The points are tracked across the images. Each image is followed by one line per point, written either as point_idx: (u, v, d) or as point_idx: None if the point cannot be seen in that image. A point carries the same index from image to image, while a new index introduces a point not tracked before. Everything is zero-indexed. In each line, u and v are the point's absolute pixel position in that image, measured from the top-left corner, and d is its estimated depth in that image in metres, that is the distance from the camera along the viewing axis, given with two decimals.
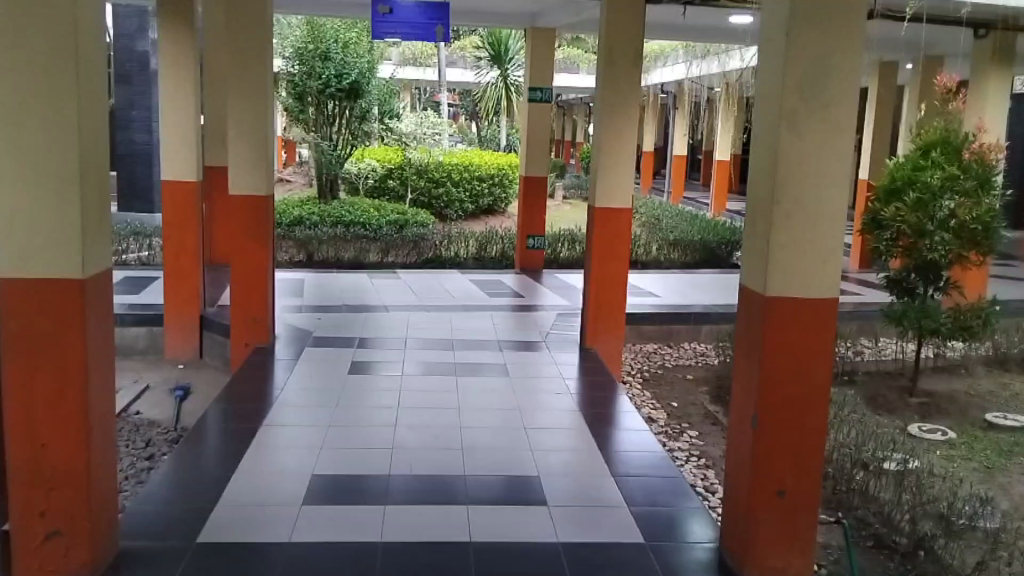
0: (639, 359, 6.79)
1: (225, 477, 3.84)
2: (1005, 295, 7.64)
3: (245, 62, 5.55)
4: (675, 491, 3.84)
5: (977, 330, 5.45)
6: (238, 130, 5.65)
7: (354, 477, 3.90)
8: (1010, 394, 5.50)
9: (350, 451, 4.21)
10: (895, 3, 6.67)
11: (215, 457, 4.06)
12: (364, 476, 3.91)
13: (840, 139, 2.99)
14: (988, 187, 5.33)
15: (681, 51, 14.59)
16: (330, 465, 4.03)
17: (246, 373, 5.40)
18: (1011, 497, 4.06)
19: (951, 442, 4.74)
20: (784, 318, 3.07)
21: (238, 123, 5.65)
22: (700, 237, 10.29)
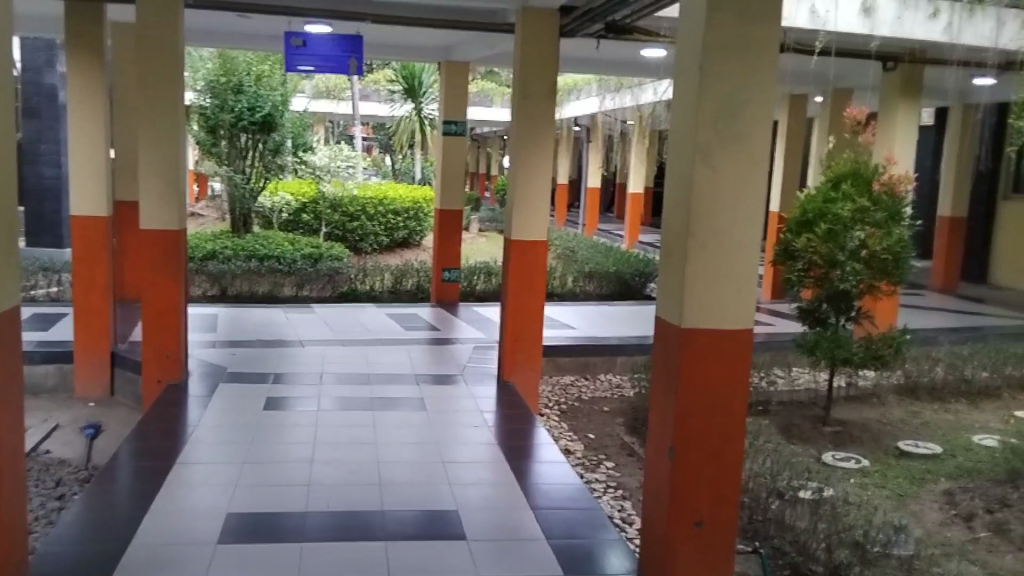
0: (556, 392, 6.69)
1: (138, 517, 3.55)
2: (911, 324, 7.86)
3: (153, 90, 5.25)
4: (593, 523, 3.74)
5: (888, 359, 5.50)
6: (148, 160, 5.32)
7: (269, 515, 3.65)
8: (919, 422, 5.62)
9: (265, 488, 3.95)
10: (805, 37, 6.83)
11: (129, 497, 3.75)
12: (282, 514, 3.67)
13: (753, 171, 2.98)
14: (897, 219, 5.42)
15: (594, 84, 14.77)
16: (245, 503, 3.76)
17: (155, 410, 5.06)
18: (924, 525, 4.03)
19: (863, 470, 4.75)
20: (700, 348, 3.03)
21: (148, 152, 5.31)
22: (616, 268, 10.33)
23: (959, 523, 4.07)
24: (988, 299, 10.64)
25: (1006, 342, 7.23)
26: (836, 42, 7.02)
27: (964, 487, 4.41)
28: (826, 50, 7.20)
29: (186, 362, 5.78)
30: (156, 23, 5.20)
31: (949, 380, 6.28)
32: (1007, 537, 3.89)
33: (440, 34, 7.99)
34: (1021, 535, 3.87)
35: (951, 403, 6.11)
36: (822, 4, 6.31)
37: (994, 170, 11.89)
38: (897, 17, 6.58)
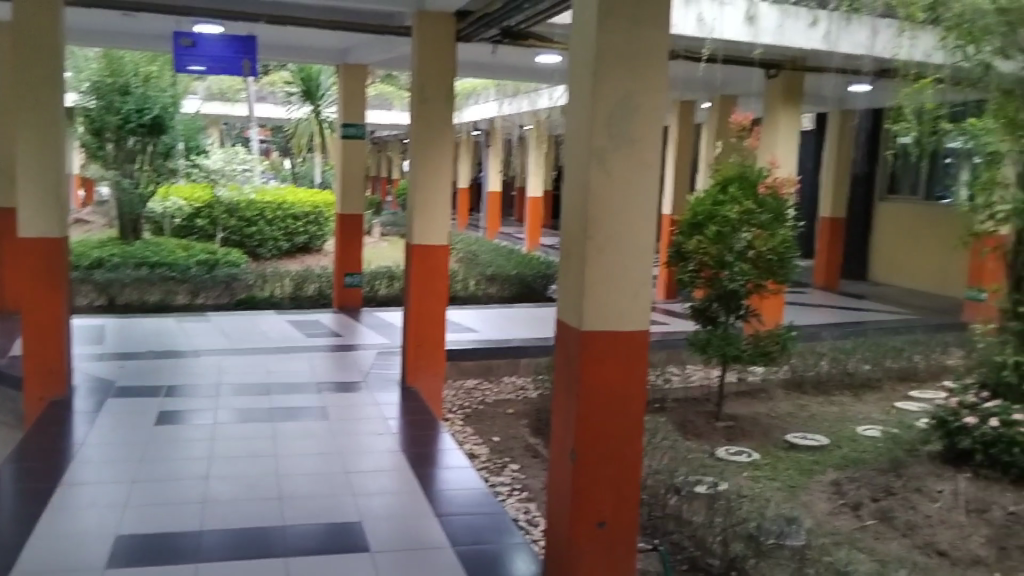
0: (459, 396, 6.65)
1: (19, 543, 3.33)
2: (797, 321, 8.20)
3: (30, 92, 4.95)
4: (497, 528, 3.73)
5: (775, 355, 5.71)
6: (25, 166, 5.00)
7: (163, 535, 3.49)
8: (806, 415, 5.84)
9: (158, 507, 3.78)
10: (694, 45, 7.04)
11: (10, 523, 3.52)
12: (174, 534, 3.51)
13: (645, 174, 3.03)
14: (781, 220, 5.62)
15: (492, 88, 14.75)
16: (136, 524, 3.58)
17: (37, 429, 4.77)
18: (814, 515, 4.11)
19: (755, 463, 4.89)
20: (599, 350, 3.06)
21: (25, 158, 5.00)
22: (518, 271, 10.37)
23: (846, 512, 4.15)
24: (866, 295, 11.21)
25: (884, 335, 7.60)
26: (721, 50, 7.23)
27: (849, 476, 4.51)
28: (714, 57, 7.41)
29: (71, 376, 5.47)
30: (36, 20, 4.91)
31: (833, 374, 6.55)
32: (891, 523, 3.97)
33: (334, 36, 7.83)
34: (905, 521, 3.96)
35: (835, 396, 6.38)
36: (708, 13, 6.43)
37: (871, 172, 12.67)
38: (779, 26, 6.85)
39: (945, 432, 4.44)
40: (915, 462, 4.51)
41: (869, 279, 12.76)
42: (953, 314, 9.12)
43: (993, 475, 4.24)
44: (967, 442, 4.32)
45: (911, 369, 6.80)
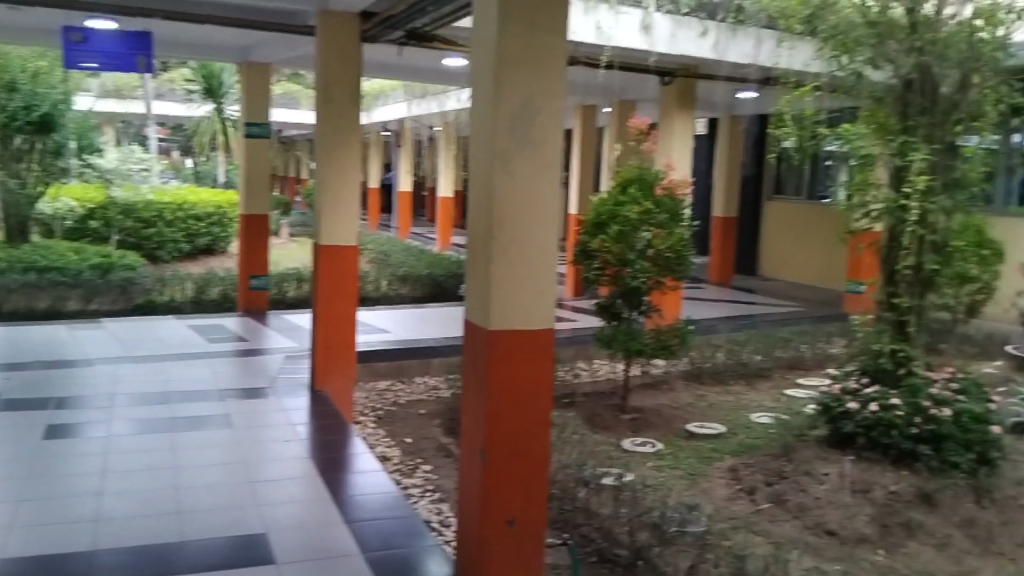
0: (371, 398, 6.61)
1: None
2: (696, 316, 8.53)
3: None
4: (408, 532, 3.78)
5: (676, 349, 5.93)
6: None
7: (55, 557, 3.40)
8: (705, 405, 6.09)
9: (49, 527, 3.68)
10: (592, 53, 7.23)
11: None
12: (67, 555, 3.43)
13: (548, 176, 3.13)
14: (678, 220, 5.84)
15: (400, 88, 14.71)
16: (24, 546, 3.49)
17: None
18: (713, 501, 4.30)
19: (658, 453, 5.08)
20: (505, 350, 3.15)
21: None
22: (428, 271, 10.42)
23: (743, 497, 4.36)
24: (757, 290, 11.67)
25: (775, 327, 8.00)
26: (618, 58, 7.46)
27: (745, 462, 4.74)
28: (611, 64, 7.62)
29: None
30: None
31: (729, 365, 6.86)
32: (785, 506, 4.19)
33: (234, 35, 7.70)
34: (797, 504, 4.18)
35: (730, 385, 6.68)
36: (606, 22, 6.67)
37: (758, 174, 13.23)
38: (671, 35, 7.09)
39: (830, 418, 4.71)
40: (804, 447, 4.75)
41: (760, 274, 13.24)
42: (839, 306, 9.64)
43: (874, 457, 4.49)
44: (851, 426, 4.58)
45: (800, 359, 7.19)
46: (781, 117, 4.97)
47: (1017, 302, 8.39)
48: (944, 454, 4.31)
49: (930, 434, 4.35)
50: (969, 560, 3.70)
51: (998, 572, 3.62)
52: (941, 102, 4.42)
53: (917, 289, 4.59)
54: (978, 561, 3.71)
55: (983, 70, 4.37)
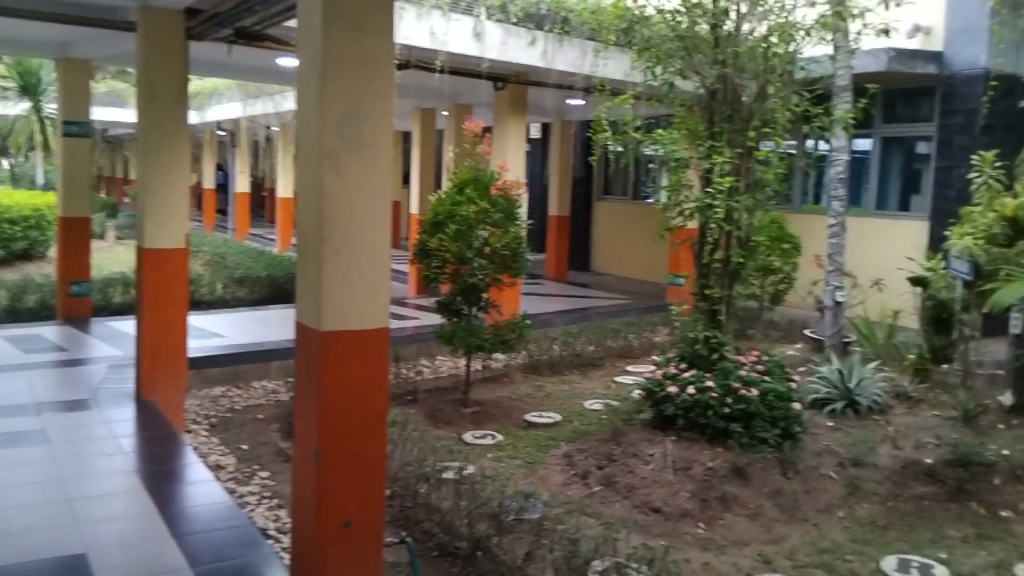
0: (205, 405, 6.39)
1: None
2: (532, 311, 8.81)
3: None
4: (243, 542, 3.72)
5: (513, 343, 6.11)
6: None
7: None
8: (542, 395, 6.32)
9: None
10: (425, 58, 7.31)
11: None
12: None
13: (379, 177, 3.18)
14: (513, 219, 6.02)
15: (234, 87, 14.20)
16: None
17: None
18: (549, 488, 4.49)
19: (498, 445, 5.22)
20: (339, 350, 3.17)
21: None
22: (266, 274, 10.19)
23: (577, 481, 4.57)
24: (590, 284, 12.13)
25: (607, 319, 8.40)
26: (450, 63, 7.58)
27: (579, 447, 4.96)
28: (443, 69, 7.71)
29: None
30: None
31: (564, 355, 7.13)
32: (614, 488, 4.43)
33: (45, 29, 7.20)
34: (626, 484, 4.42)
35: (565, 374, 6.94)
36: (439, 27, 6.81)
37: (588, 176, 13.75)
38: (502, 43, 7.30)
39: (654, 402, 4.99)
40: (631, 430, 5.01)
41: (593, 269, 13.77)
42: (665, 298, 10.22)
43: (692, 436, 4.77)
44: (672, 408, 4.84)
45: (628, 347, 7.58)
46: (601, 122, 5.23)
47: (814, 290, 9.22)
48: (753, 431, 4.67)
49: (740, 413, 4.68)
50: (778, 528, 4.08)
51: (802, 537, 4.00)
52: (744, 109, 4.87)
53: (726, 280, 5.01)
54: (785, 527, 4.09)
55: (775, 81, 4.85)
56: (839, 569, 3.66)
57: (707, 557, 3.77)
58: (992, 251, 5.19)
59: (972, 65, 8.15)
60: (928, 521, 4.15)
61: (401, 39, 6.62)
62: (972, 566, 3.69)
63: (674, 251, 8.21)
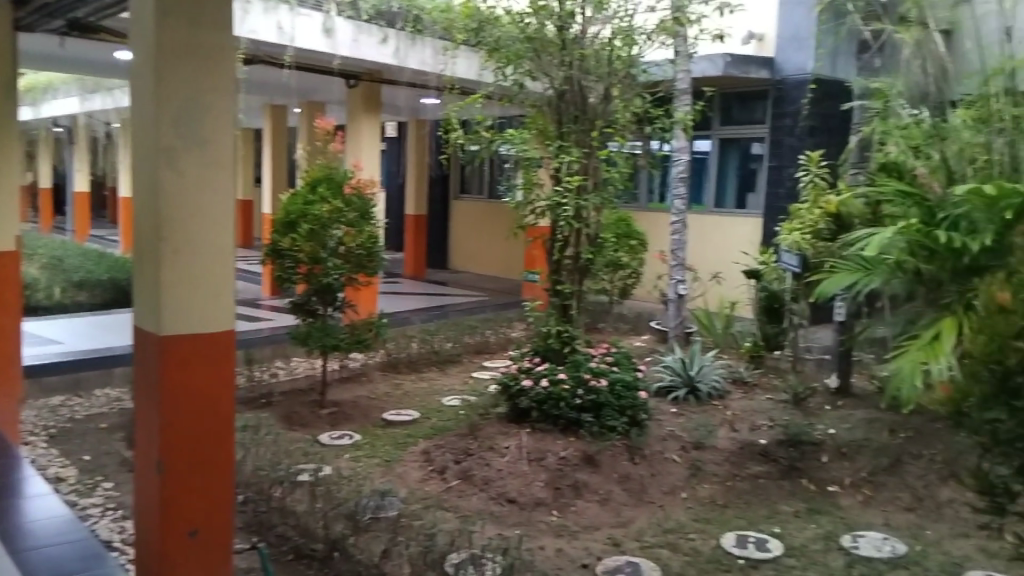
0: (40, 416, 6.00)
1: None
2: (389, 310, 8.80)
3: None
4: (85, 556, 3.54)
5: (370, 342, 6.08)
6: None
7: None
8: (401, 393, 6.33)
9: None
10: (273, 53, 7.16)
11: None
12: None
13: (220, 174, 3.10)
14: (368, 218, 5.99)
15: (71, 82, 13.16)
16: None
17: None
18: (407, 485, 4.52)
19: (356, 444, 5.19)
20: (180, 354, 3.08)
21: None
22: (108, 276, 9.69)
23: (435, 477, 4.63)
24: (448, 282, 12.20)
25: (464, 316, 8.50)
26: (298, 59, 7.44)
27: (437, 443, 5.01)
28: (290, 64, 7.58)
29: None
30: None
31: (424, 352, 7.15)
32: (471, 481, 4.50)
33: None
34: (482, 477, 4.50)
35: (424, 372, 6.98)
36: (287, 22, 6.69)
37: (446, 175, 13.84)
38: (354, 39, 7.24)
39: (509, 396, 5.09)
40: (487, 424, 5.09)
41: (451, 266, 13.85)
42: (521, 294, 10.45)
43: (546, 427, 4.91)
44: (527, 401, 4.96)
45: (485, 343, 7.70)
46: (453, 121, 5.38)
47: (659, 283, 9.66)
48: (603, 420, 4.86)
49: (591, 403, 4.86)
50: (627, 511, 4.28)
51: (649, 518, 4.21)
52: (591, 111, 5.10)
53: (576, 276, 5.20)
54: (634, 511, 4.29)
55: (619, 83, 5.13)
56: (683, 547, 3.87)
57: (561, 543, 3.91)
58: (817, 245, 5.65)
59: (801, 70, 8.73)
60: (763, 497, 4.46)
61: (246, 33, 6.48)
62: (802, 537, 4.00)
63: (527, 248, 8.38)
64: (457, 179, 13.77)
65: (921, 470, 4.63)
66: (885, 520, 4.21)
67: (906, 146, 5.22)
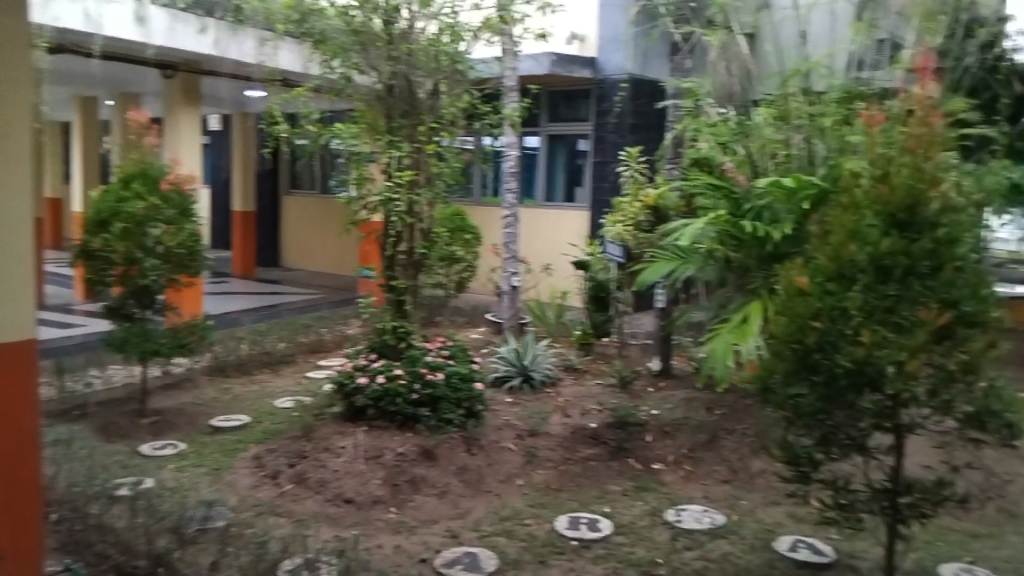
0: None
1: None
2: (217, 312, 8.44)
3: None
4: None
5: (193, 345, 5.80)
6: None
7: None
8: (230, 397, 6.08)
9: None
10: (79, 43, 6.69)
11: None
12: None
13: (16, 170, 2.86)
14: (188, 215, 5.71)
15: None
16: None
17: None
18: (237, 494, 4.36)
19: (181, 454, 4.94)
20: None
21: None
22: None
23: (266, 483, 4.49)
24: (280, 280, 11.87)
25: (297, 315, 8.28)
26: (108, 49, 6.98)
27: (268, 448, 4.85)
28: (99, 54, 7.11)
29: None
30: None
31: (254, 354, 6.91)
32: (305, 484, 4.40)
33: None
34: (317, 479, 4.41)
35: (255, 374, 6.74)
36: (95, 8, 6.30)
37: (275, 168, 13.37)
38: (169, 28, 6.96)
39: (344, 394, 5.01)
40: (322, 425, 4.99)
41: (284, 263, 13.42)
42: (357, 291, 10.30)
43: (383, 424, 4.88)
44: (363, 398, 4.90)
45: (319, 342, 7.54)
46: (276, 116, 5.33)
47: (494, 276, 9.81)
48: (440, 413, 4.89)
49: (428, 397, 4.88)
50: (464, 503, 4.32)
51: (485, 508, 4.28)
52: (421, 105, 5.11)
53: (410, 271, 5.21)
54: (471, 501, 4.34)
55: (446, 79, 5.18)
56: (519, 534, 3.96)
57: (398, 540, 3.89)
58: (639, 236, 5.93)
59: (620, 70, 9.15)
60: (594, 479, 4.63)
61: (50, 21, 6.04)
62: (631, 515, 4.18)
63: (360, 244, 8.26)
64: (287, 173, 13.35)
65: (735, 443, 4.96)
66: (706, 494, 4.48)
67: (715, 142, 5.51)
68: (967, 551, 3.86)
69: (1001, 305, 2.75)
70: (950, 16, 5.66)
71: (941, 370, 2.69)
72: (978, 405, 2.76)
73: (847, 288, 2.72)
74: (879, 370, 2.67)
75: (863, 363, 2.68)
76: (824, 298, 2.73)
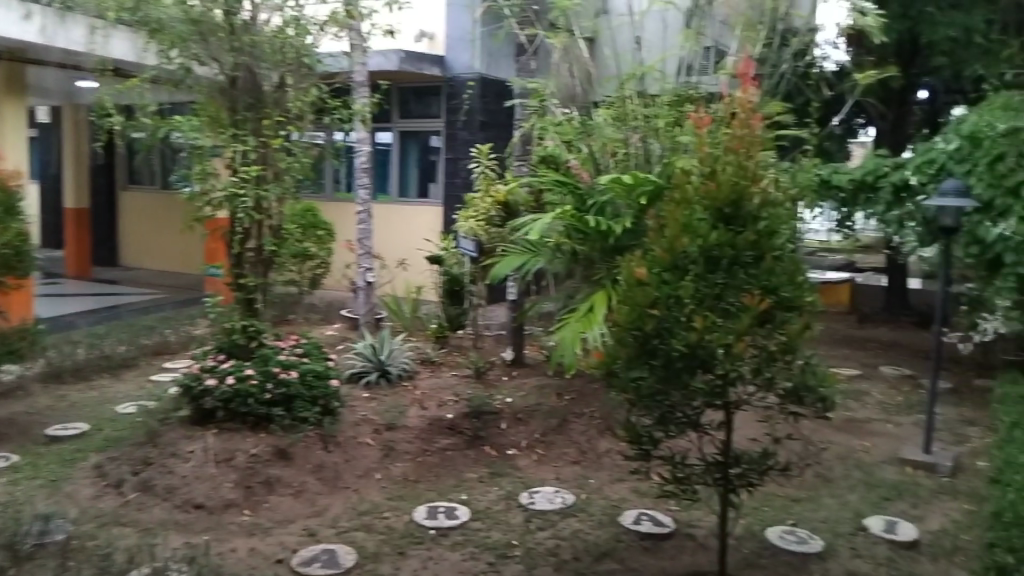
0: None
1: None
2: (48, 314, 7.93)
3: None
4: None
5: (23, 351, 5.44)
6: None
7: None
8: (66, 404, 5.76)
9: None
10: None
11: None
12: None
13: None
14: (14, 214, 5.36)
15: None
16: None
17: None
18: (78, 505, 4.17)
19: (14, 466, 4.65)
20: None
21: None
22: None
23: (110, 492, 4.31)
24: (118, 280, 11.28)
25: (138, 316, 7.91)
26: None
27: (111, 456, 4.65)
28: None
29: None
30: None
31: (92, 358, 6.56)
32: (153, 491, 4.26)
33: None
34: (165, 486, 4.28)
35: (94, 379, 6.40)
36: None
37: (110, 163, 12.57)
38: None
39: (191, 398, 4.87)
40: (169, 429, 4.82)
41: (123, 263, 12.75)
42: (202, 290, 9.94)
43: (234, 426, 4.79)
44: (212, 401, 4.78)
45: (164, 343, 7.25)
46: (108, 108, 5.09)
47: (347, 272, 9.74)
48: (294, 412, 4.85)
49: (281, 397, 4.82)
50: (321, 500, 4.33)
51: (343, 504, 4.29)
52: (266, 99, 5.02)
53: (260, 268, 5.11)
54: (328, 499, 4.35)
55: (291, 73, 5.12)
56: (377, 527, 4.01)
57: (253, 542, 3.85)
58: (491, 231, 6.10)
59: (468, 69, 9.31)
60: (450, 469, 4.73)
61: None
62: (486, 501, 4.32)
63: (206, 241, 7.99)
64: (123, 167, 12.65)
65: (583, 427, 5.21)
66: (557, 475, 4.69)
67: (560, 140, 5.71)
68: (790, 515, 4.25)
69: (814, 289, 3.06)
70: (767, 27, 6.09)
71: (764, 350, 2.96)
72: (796, 381, 3.06)
73: (681, 278, 2.94)
74: (710, 353, 2.90)
75: (696, 346, 2.90)
76: (661, 287, 2.94)
